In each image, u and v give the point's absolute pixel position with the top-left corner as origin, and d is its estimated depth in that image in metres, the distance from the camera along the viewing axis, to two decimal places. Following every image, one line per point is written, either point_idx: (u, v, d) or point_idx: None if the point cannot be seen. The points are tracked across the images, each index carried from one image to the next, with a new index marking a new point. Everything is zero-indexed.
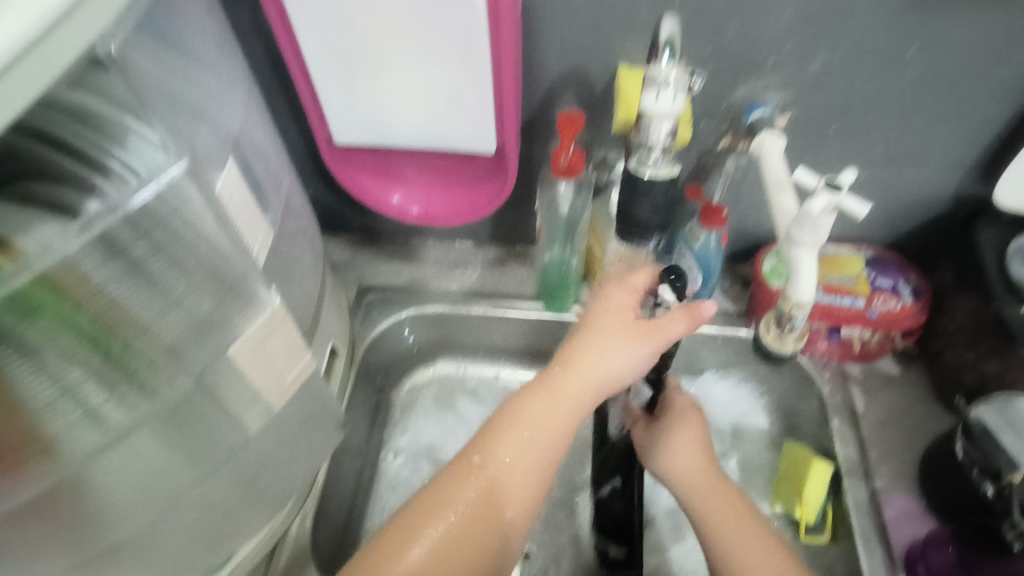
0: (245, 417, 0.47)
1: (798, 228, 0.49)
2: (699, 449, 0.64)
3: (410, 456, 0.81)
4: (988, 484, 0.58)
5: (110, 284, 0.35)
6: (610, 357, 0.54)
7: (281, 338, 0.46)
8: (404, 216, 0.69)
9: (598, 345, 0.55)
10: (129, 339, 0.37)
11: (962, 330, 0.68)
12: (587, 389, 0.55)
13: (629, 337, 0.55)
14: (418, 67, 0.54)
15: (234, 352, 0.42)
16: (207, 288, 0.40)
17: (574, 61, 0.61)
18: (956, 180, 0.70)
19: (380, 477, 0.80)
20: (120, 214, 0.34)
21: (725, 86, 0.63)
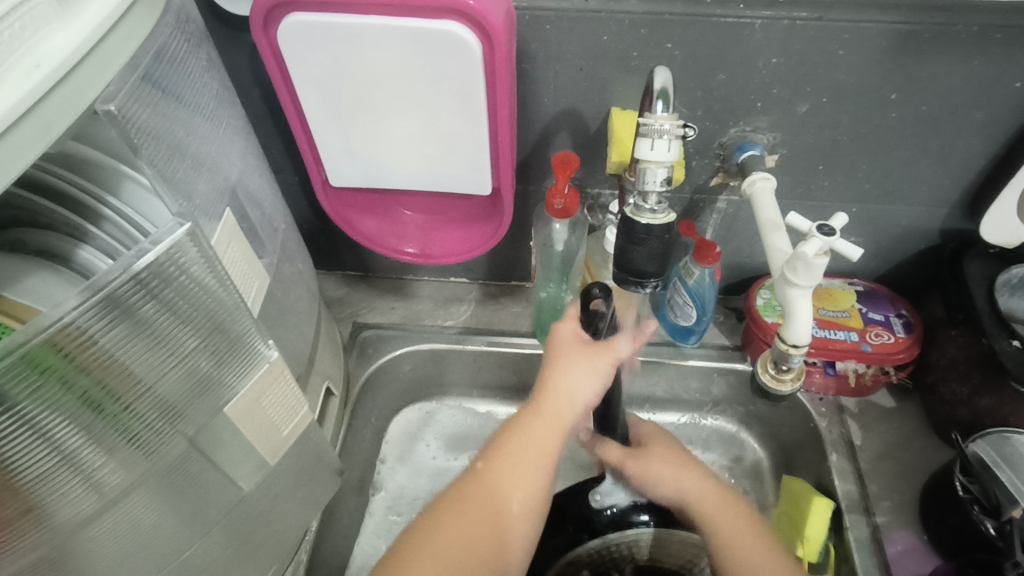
0: (239, 474, 0.46)
1: (792, 269, 0.50)
2: (679, 461, 0.67)
3: (404, 498, 0.80)
4: (988, 521, 0.58)
5: (114, 346, 0.34)
6: (575, 383, 0.58)
7: (277, 394, 0.46)
8: (399, 256, 0.69)
9: (561, 369, 0.58)
10: (129, 399, 0.36)
11: (955, 363, 0.68)
12: (565, 406, 0.58)
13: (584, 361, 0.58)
14: (416, 112, 0.54)
15: (231, 411, 0.42)
16: (209, 347, 0.39)
17: (567, 104, 0.62)
18: (943, 216, 0.71)
19: (374, 521, 0.78)
20: (130, 272, 0.33)
21: (715, 128, 0.64)
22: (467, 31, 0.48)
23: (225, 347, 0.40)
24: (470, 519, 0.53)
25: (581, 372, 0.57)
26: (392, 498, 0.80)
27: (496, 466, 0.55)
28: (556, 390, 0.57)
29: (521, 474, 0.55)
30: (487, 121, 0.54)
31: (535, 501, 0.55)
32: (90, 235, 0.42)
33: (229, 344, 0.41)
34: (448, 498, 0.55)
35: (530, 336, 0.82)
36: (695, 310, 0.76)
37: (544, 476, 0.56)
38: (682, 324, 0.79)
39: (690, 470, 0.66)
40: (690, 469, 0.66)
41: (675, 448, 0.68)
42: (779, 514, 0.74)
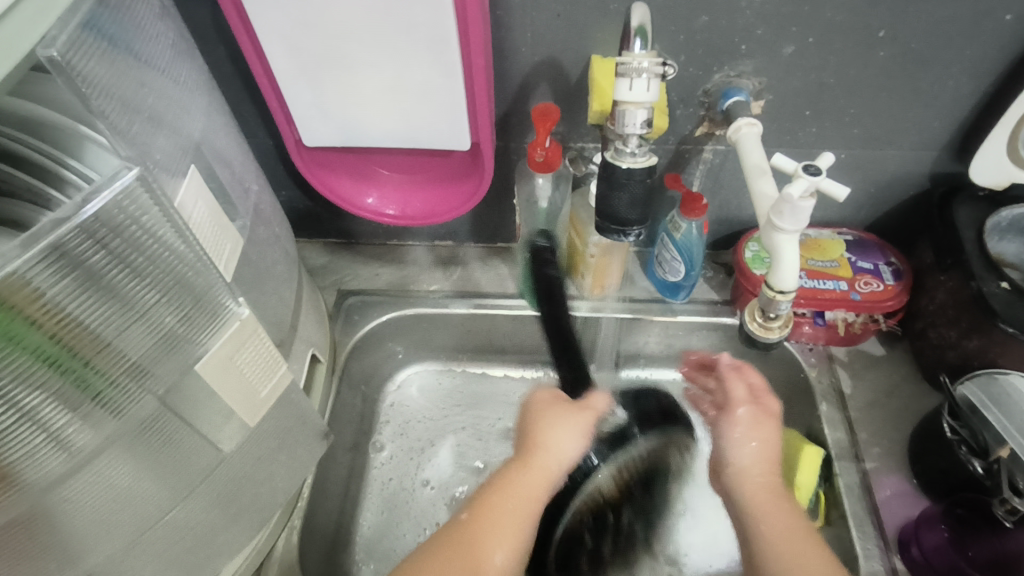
0: (217, 436, 0.45)
1: (778, 214, 0.49)
2: (766, 440, 0.61)
3: (399, 457, 0.81)
4: (976, 461, 0.59)
5: (64, 299, 0.33)
6: (563, 441, 0.60)
7: (252, 352, 0.45)
8: (380, 218, 0.68)
9: (552, 431, 0.60)
10: (90, 357, 0.35)
11: (943, 309, 0.68)
12: (552, 465, 0.59)
13: (572, 422, 0.61)
14: (386, 63, 0.52)
15: (201, 370, 0.41)
16: (173, 301, 0.38)
17: (546, 53, 0.60)
18: (932, 159, 0.70)
19: (370, 482, 0.79)
20: (73, 223, 0.31)
21: (699, 73, 0.62)
22: None
23: (191, 304, 0.39)
24: (456, 547, 0.53)
25: (572, 435, 0.60)
26: (386, 463, 0.81)
27: (485, 512, 0.55)
28: (544, 443, 0.59)
29: (505, 528, 0.54)
30: (462, 71, 0.52)
31: (517, 553, 0.54)
32: (51, 200, 0.39)
33: (194, 302, 0.39)
34: (453, 524, 0.55)
35: (518, 297, 0.82)
36: (682, 265, 0.76)
37: (529, 527, 0.56)
38: (671, 280, 0.78)
39: (772, 459, 0.60)
40: (769, 450, 0.61)
41: (767, 428, 0.62)
42: None
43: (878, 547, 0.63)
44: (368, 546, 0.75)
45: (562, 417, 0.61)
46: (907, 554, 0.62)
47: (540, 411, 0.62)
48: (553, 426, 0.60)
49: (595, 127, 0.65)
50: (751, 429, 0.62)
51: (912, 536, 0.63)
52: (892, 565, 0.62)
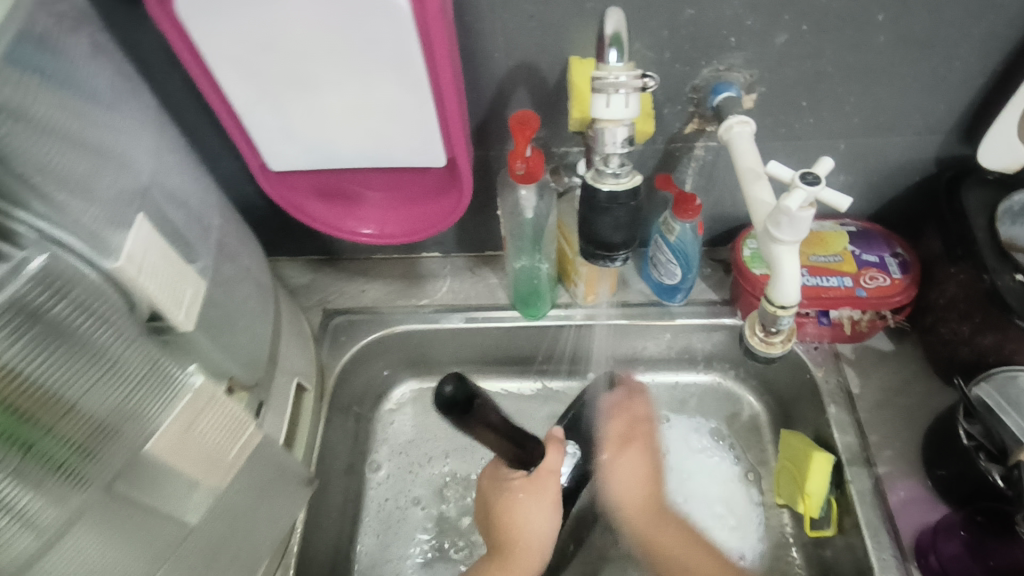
0: (183, 509, 0.43)
1: (776, 224, 0.45)
2: (641, 468, 0.68)
3: (396, 476, 0.79)
4: (996, 471, 0.55)
5: (20, 359, 0.32)
6: (531, 525, 0.61)
7: (215, 417, 0.43)
8: (356, 238, 0.64)
9: (518, 519, 0.61)
10: (52, 424, 0.33)
11: (954, 303, 0.65)
12: (532, 553, 0.62)
13: (535, 504, 0.61)
14: (350, 83, 0.49)
15: (153, 449, 0.38)
16: (136, 357, 0.38)
17: (521, 58, 0.56)
18: (937, 144, 0.66)
19: (367, 504, 0.77)
20: (26, 274, 0.31)
21: (686, 70, 0.58)
22: None
23: (143, 376, 0.38)
24: None
25: (538, 511, 0.61)
26: (383, 483, 0.79)
27: None
28: (517, 531, 0.61)
29: None
30: (431, 87, 0.49)
31: None
32: (18, 262, 0.32)
33: (145, 372, 0.38)
34: None
35: (510, 308, 0.79)
36: (679, 267, 0.72)
37: None
38: (668, 283, 0.75)
39: (645, 474, 0.67)
40: (642, 475, 0.67)
41: (637, 449, 0.68)
42: (780, 468, 0.73)
43: (894, 557, 0.61)
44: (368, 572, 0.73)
45: (526, 503, 0.61)
46: (925, 562, 0.60)
47: (502, 498, 0.62)
48: (518, 512, 0.61)
49: (579, 132, 0.61)
50: (626, 469, 0.68)
51: (929, 546, 0.60)
52: (910, 575, 0.60)
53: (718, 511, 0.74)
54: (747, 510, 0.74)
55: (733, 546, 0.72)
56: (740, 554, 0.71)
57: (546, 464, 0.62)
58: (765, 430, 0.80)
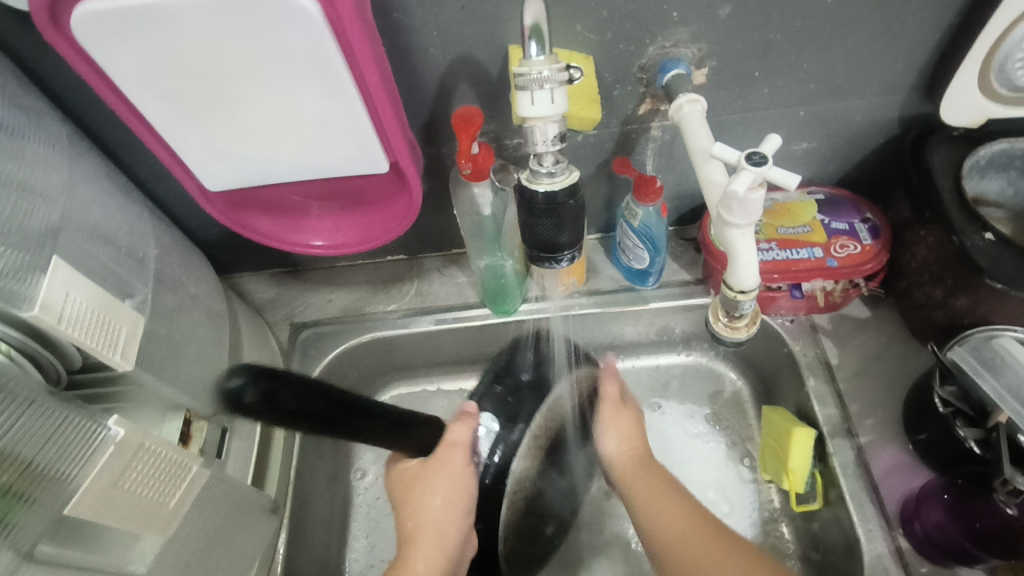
0: (126, 562, 0.41)
1: (727, 209, 0.43)
2: (624, 431, 0.67)
3: (381, 482, 0.78)
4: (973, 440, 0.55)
5: None
6: (429, 506, 0.59)
7: (144, 468, 0.40)
8: (309, 251, 0.62)
9: (416, 501, 0.59)
10: None
11: (926, 266, 0.63)
12: (437, 539, 0.58)
13: (430, 485, 0.59)
14: (274, 96, 0.46)
15: (74, 511, 0.36)
16: (44, 412, 0.36)
17: (458, 51, 0.54)
18: (900, 103, 0.64)
19: (354, 511, 0.76)
20: None
21: (631, 49, 0.56)
22: None
23: (58, 431, 0.36)
24: None
25: (444, 486, 0.59)
26: (370, 488, 0.78)
27: None
28: (425, 515, 0.59)
29: None
30: (359, 94, 0.46)
31: None
32: None
33: (60, 426, 0.36)
34: None
35: (479, 306, 0.77)
36: (646, 251, 0.70)
37: None
38: (637, 267, 0.73)
39: (634, 444, 0.66)
40: (631, 433, 0.67)
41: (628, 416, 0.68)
42: (764, 445, 0.72)
43: (880, 527, 0.60)
44: None
45: (431, 481, 0.60)
46: (910, 530, 0.59)
47: (404, 485, 0.61)
48: (426, 492, 0.59)
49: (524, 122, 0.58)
50: (616, 425, 0.67)
51: (913, 514, 0.59)
52: (896, 544, 0.59)
53: (711, 498, 0.73)
54: (740, 495, 0.73)
55: None
56: None
57: (451, 437, 0.61)
58: (749, 406, 0.79)
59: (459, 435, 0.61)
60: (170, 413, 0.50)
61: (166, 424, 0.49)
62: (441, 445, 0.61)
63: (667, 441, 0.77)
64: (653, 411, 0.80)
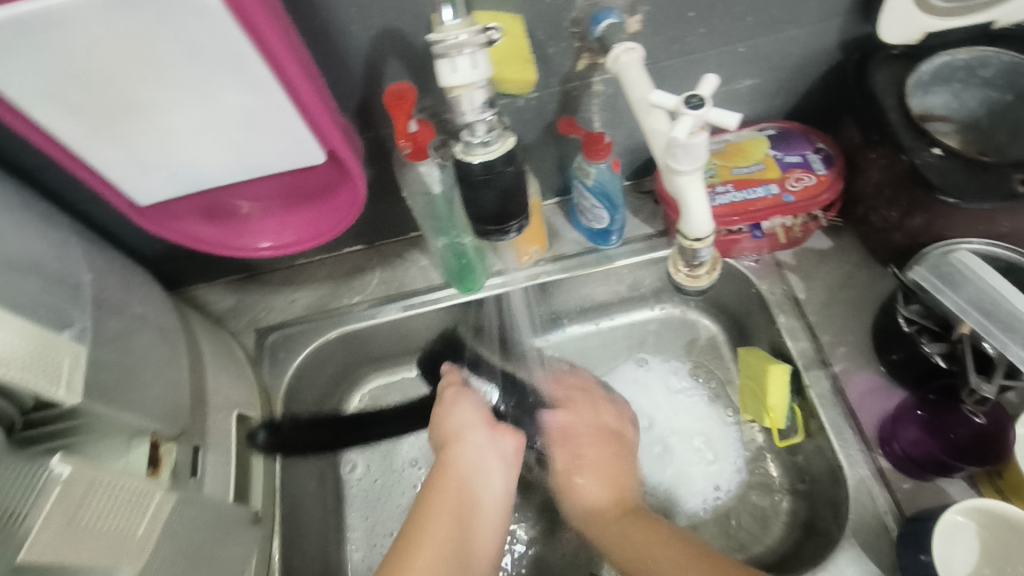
0: None
1: (671, 155, 0.42)
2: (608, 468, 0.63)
3: (372, 471, 0.78)
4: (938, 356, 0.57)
5: None
6: (460, 416, 0.63)
7: (103, 502, 0.39)
8: (257, 254, 0.60)
9: (443, 420, 0.63)
10: None
11: (880, 189, 0.63)
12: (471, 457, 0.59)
13: (449, 408, 0.64)
14: (189, 95, 0.43)
15: (28, 556, 0.35)
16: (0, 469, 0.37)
17: (381, 25, 0.51)
18: (839, 28, 0.63)
19: (348, 504, 0.76)
20: None
21: (560, 3, 0.53)
22: None
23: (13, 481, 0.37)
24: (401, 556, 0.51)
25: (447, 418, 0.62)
26: (362, 479, 0.77)
27: (402, 541, 0.53)
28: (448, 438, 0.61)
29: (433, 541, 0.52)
30: (278, 82, 0.44)
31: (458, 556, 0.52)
32: None
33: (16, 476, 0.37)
34: (400, 540, 0.53)
35: (446, 287, 0.76)
36: (605, 210, 0.69)
37: (455, 525, 0.54)
38: (598, 227, 0.73)
39: (618, 485, 0.63)
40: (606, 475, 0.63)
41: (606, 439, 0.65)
42: (742, 386, 0.73)
43: (861, 451, 0.61)
44: (361, 573, 0.72)
45: (447, 406, 0.64)
46: (889, 450, 0.60)
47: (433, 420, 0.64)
48: (447, 414, 0.63)
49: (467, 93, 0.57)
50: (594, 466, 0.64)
51: (890, 434, 0.61)
52: (877, 466, 0.60)
53: (697, 446, 0.74)
54: (726, 443, 0.74)
55: (709, 480, 0.72)
56: (715, 486, 0.72)
57: (444, 378, 0.70)
58: (725, 349, 0.80)
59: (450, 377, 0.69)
60: (135, 441, 0.48)
61: (133, 452, 0.48)
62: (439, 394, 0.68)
63: (653, 397, 0.78)
64: (639, 366, 0.81)
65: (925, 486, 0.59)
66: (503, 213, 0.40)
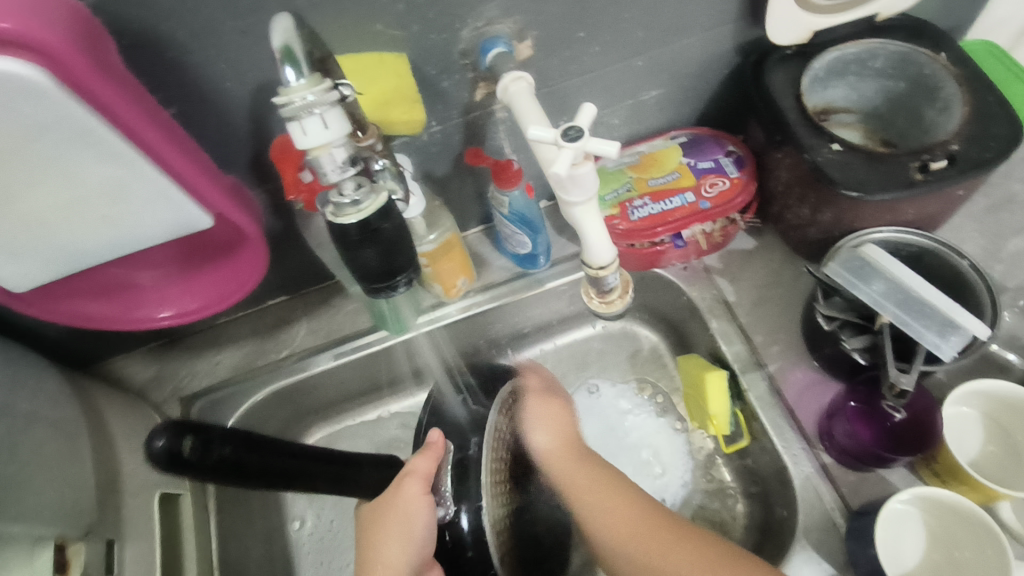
0: None
1: (562, 188, 0.42)
2: (554, 424, 0.64)
3: (322, 525, 0.74)
4: (859, 354, 0.57)
5: None
6: (417, 526, 0.53)
7: None
8: (155, 324, 0.57)
9: (398, 522, 0.53)
10: None
11: (790, 187, 0.63)
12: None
13: (411, 513, 0.53)
14: (45, 179, 0.41)
15: None
16: None
17: (257, 79, 0.48)
18: (733, 33, 0.63)
19: (300, 564, 0.72)
20: None
21: (444, 37, 0.51)
22: (9, 60, 0.35)
23: None
24: None
25: (398, 529, 0.53)
26: (312, 535, 0.74)
27: None
28: (385, 558, 0.53)
29: None
30: (141, 152, 0.42)
31: None
32: None
33: None
34: None
35: (376, 330, 0.73)
36: (527, 236, 0.68)
37: None
38: (523, 253, 0.71)
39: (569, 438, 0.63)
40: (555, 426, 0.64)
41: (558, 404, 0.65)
42: (686, 395, 0.72)
43: (803, 449, 0.61)
44: None
45: (405, 513, 0.53)
46: (829, 445, 0.60)
47: (380, 509, 0.54)
48: (404, 521, 0.53)
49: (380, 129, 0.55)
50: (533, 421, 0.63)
51: (828, 430, 0.60)
52: (821, 462, 0.60)
53: (645, 460, 0.74)
54: (673, 456, 0.73)
55: (663, 495, 0.71)
56: (661, 500, 0.71)
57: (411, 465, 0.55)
58: (668, 357, 0.79)
59: (425, 458, 0.55)
60: (37, 548, 0.46)
61: (36, 560, 0.45)
62: (398, 476, 0.56)
63: (603, 420, 0.77)
64: (589, 393, 0.79)
65: (869, 477, 0.59)
66: (390, 269, 0.39)
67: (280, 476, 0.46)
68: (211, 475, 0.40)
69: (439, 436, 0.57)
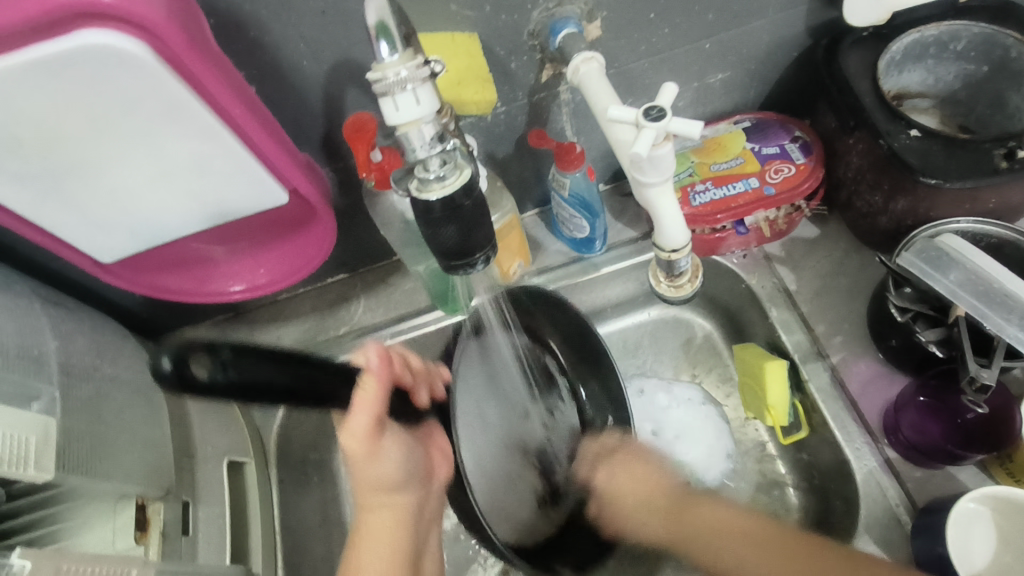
0: None
1: (638, 169, 0.43)
2: (632, 480, 0.59)
3: None
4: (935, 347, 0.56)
5: None
6: (393, 451, 0.55)
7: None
8: (228, 297, 0.59)
9: (379, 455, 0.54)
10: None
11: (862, 173, 0.62)
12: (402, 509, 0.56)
13: (398, 444, 0.56)
14: (136, 152, 0.42)
15: None
16: None
17: (333, 58, 0.49)
18: (805, 13, 0.61)
19: None
20: None
21: (515, 17, 0.51)
22: (111, 33, 0.35)
23: None
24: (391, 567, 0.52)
25: (387, 454, 0.54)
26: None
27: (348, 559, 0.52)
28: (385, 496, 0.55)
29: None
30: (226, 126, 0.43)
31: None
32: None
33: None
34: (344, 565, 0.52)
35: (432, 309, 0.74)
36: (585, 219, 0.68)
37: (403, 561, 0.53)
38: (580, 236, 0.71)
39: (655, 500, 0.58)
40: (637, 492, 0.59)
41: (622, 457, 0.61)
42: (742, 384, 0.71)
43: (866, 442, 0.60)
44: None
45: (383, 441, 0.54)
46: (894, 439, 0.59)
47: (357, 444, 0.51)
48: (385, 449, 0.54)
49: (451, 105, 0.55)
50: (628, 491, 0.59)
51: (893, 424, 0.59)
52: (884, 456, 0.59)
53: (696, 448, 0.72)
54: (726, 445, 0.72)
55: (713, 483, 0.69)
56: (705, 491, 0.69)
57: (365, 394, 0.50)
58: (722, 346, 0.78)
59: (369, 393, 0.50)
60: (121, 504, 0.48)
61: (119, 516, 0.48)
62: (363, 431, 0.51)
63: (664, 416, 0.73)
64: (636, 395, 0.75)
65: (935, 474, 0.57)
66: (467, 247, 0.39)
67: (295, 391, 0.44)
68: (227, 392, 0.41)
69: (378, 359, 0.51)
